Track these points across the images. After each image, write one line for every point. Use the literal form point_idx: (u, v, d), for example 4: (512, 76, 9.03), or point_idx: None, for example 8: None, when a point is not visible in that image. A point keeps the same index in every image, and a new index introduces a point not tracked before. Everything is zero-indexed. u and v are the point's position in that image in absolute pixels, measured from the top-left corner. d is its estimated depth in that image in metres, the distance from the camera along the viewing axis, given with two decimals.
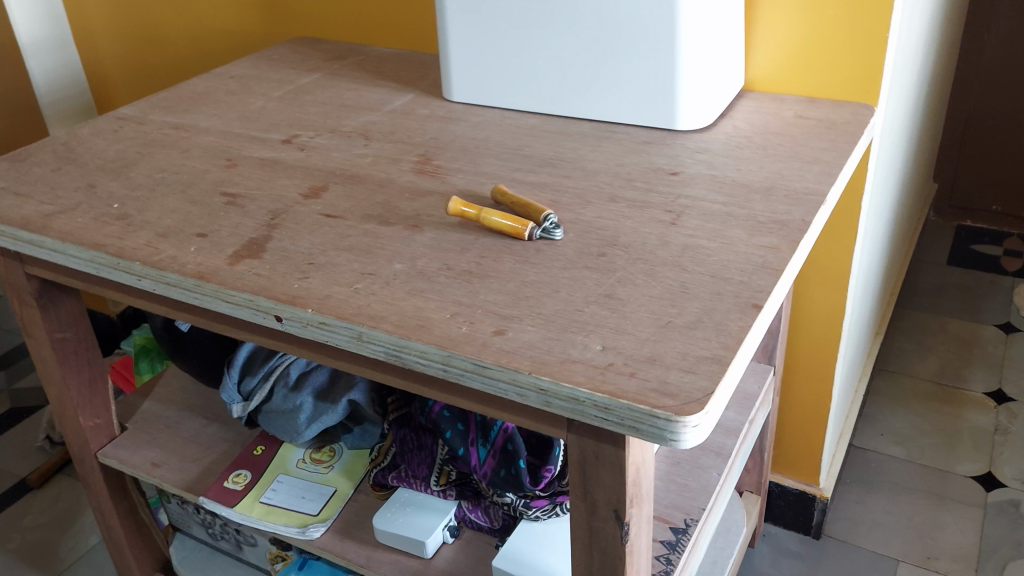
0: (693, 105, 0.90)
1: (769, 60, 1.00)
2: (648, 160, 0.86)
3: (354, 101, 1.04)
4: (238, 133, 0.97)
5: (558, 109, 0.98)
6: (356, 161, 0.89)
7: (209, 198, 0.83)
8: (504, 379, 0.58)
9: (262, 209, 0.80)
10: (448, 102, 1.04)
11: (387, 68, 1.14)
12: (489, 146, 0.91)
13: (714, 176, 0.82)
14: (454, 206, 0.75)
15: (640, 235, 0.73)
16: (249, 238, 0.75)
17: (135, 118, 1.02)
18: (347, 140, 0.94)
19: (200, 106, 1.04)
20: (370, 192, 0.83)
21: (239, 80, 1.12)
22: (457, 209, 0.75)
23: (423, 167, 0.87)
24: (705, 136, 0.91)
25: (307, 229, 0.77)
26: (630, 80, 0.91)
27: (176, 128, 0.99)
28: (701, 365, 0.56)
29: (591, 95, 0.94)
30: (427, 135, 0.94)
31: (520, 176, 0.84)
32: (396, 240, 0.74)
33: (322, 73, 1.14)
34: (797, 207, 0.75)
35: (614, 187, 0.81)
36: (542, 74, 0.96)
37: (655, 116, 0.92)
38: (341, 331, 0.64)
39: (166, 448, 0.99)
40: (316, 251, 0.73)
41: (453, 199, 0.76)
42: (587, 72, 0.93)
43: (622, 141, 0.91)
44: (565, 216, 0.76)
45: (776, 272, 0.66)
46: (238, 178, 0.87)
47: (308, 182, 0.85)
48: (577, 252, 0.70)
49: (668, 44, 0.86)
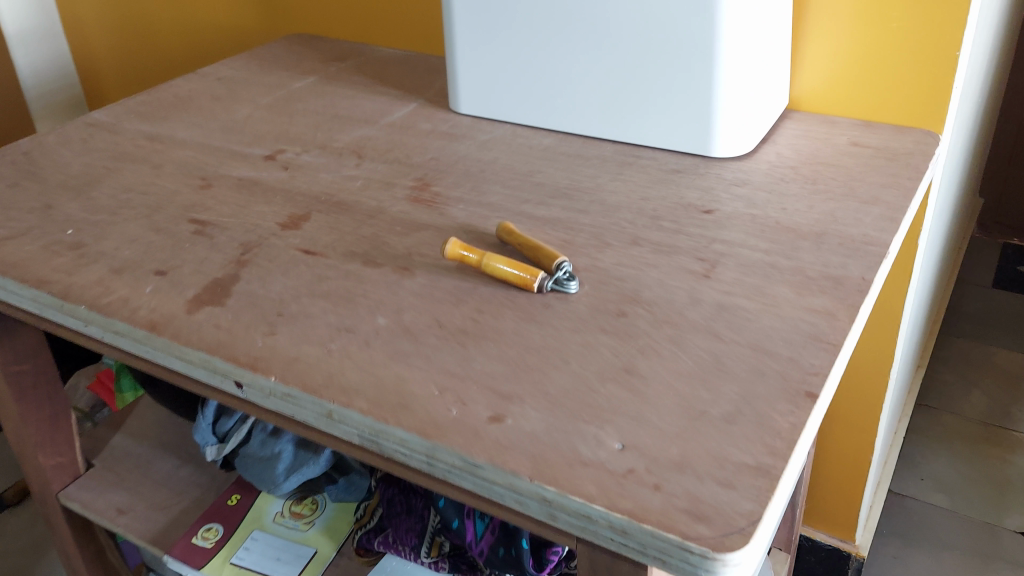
0: (733, 127, 0.79)
1: (819, 76, 0.88)
2: (678, 196, 0.75)
3: (350, 112, 0.94)
4: (218, 146, 0.87)
5: (577, 128, 0.87)
6: (346, 185, 0.79)
7: (175, 225, 0.73)
8: (500, 482, 0.48)
9: (232, 241, 0.70)
10: (453, 114, 0.93)
11: (389, 73, 1.05)
12: (498, 171, 0.81)
13: (754, 217, 0.71)
14: (450, 251, 0.64)
15: (666, 290, 0.62)
16: (212, 277, 0.65)
17: (108, 125, 0.92)
18: (338, 158, 0.84)
19: (180, 113, 0.95)
20: (359, 224, 0.73)
21: (225, 83, 1.03)
22: (457, 253, 0.64)
23: (420, 194, 0.77)
24: (743, 164, 0.80)
25: (281, 268, 0.66)
26: (660, 98, 0.80)
27: (152, 138, 0.89)
28: (743, 478, 0.46)
29: (615, 113, 0.83)
30: (427, 154, 0.84)
31: (530, 210, 0.74)
32: (381, 286, 0.64)
33: (318, 76, 1.05)
34: (853, 260, 0.64)
35: (637, 227, 0.70)
36: (560, 89, 0.85)
37: (689, 140, 0.81)
38: (308, 407, 0.54)
39: (133, 492, 0.90)
40: (288, 296, 0.63)
41: (451, 241, 0.64)
42: (612, 86, 0.82)
43: (647, 167, 0.80)
44: (579, 261, 0.66)
45: (831, 350, 0.55)
46: (211, 202, 0.77)
47: (289, 209, 0.75)
48: (591, 310, 0.60)
49: (707, 55, 0.75)
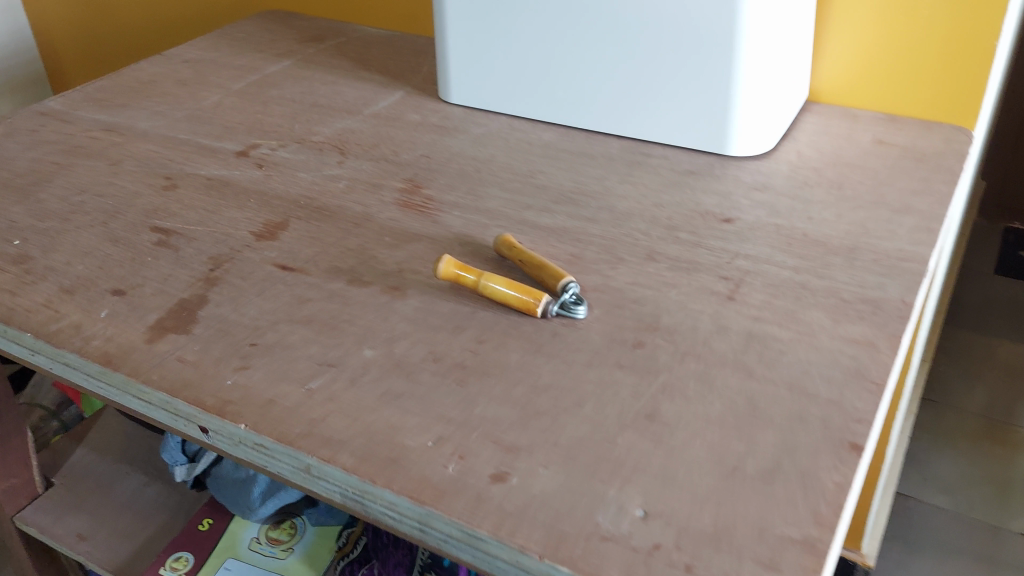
0: (752, 124, 0.72)
1: (840, 65, 0.81)
2: (693, 202, 0.68)
3: (331, 101, 0.87)
4: (184, 140, 0.79)
5: (580, 121, 0.80)
6: (328, 187, 0.72)
7: (135, 233, 0.65)
8: (505, 556, 0.42)
9: (200, 254, 0.63)
10: (443, 103, 0.86)
11: (372, 56, 0.97)
12: (495, 171, 0.74)
13: (778, 229, 0.64)
14: (443, 271, 0.57)
15: (688, 315, 0.56)
16: (178, 299, 0.58)
17: (61, 113, 0.84)
18: (318, 155, 0.76)
19: (141, 100, 0.86)
20: (342, 233, 0.65)
21: (193, 66, 0.95)
22: (451, 272, 0.57)
23: (410, 199, 0.70)
24: (762, 165, 0.73)
25: (255, 288, 0.59)
26: (673, 91, 0.73)
27: (110, 130, 0.81)
28: (787, 553, 0.40)
29: (621, 106, 0.76)
30: (416, 151, 0.77)
31: (532, 218, 0.67)
32: (369, 310, 0.57)
33: (294, 59, 0.97)
34: (891, 279, 0.58)
35: (650, 239, 0.64)
36: (561, 78, 0.78)
37: (703, 137, 0.74)
38: (283, 459, 0.48)
39: (95, 516, 0.83)
40: (264, 321, 0.56)
41: (445, 259, 0.58)
42: (618, 77, 0.75)
43: (658, 168, 0.73)
44: (589, 280, 0.59)
45: (876, 389, 0.49)
46: (176, 206, 0.69)
47: (265, 215, 0.68)
48: (606, 340, 0.54)
49: (726, 44, 0.68)
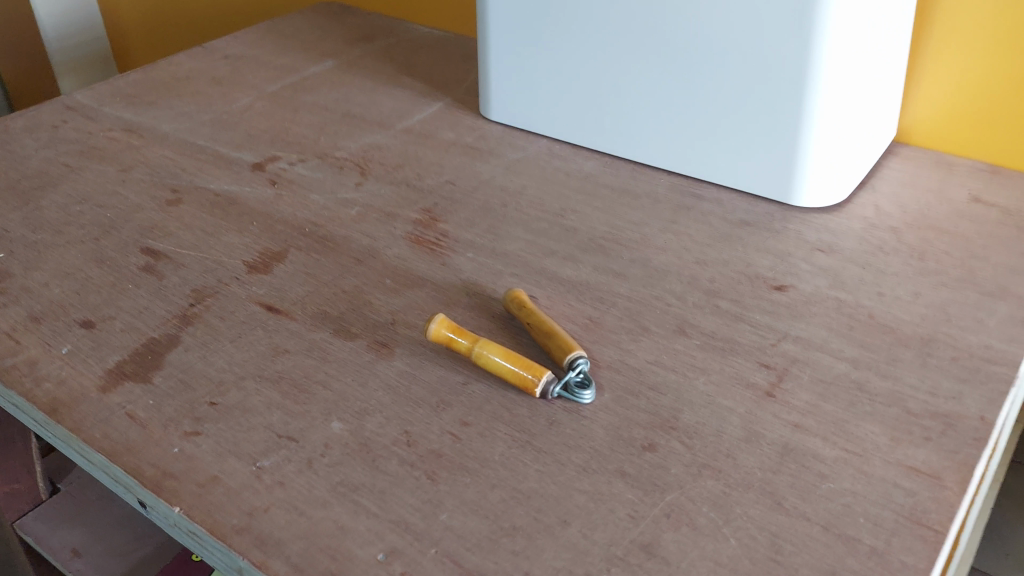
0: (825, 171, 0.62)
1: (937, 102, 0.70)
2: (744, 262, 0.59)
3: (364, 111, 0.80)
4: (201, 146, 0.74)
5: (628, 152, 0.70)
6: (338, 213, 0.65)
7: (122, 254, 0.60)
8: None
9: (184, 283, 0.57)
10: (482, 120, 0.78)
11: (418, 61, 0.90)
12: (523, 207, 0.66)
13: (839, 306, 0.54)
14: (433, 333, 0.49)
15: (714, 413, 0.47)
16: (146, 338, 0.53)
17: (86, 108, 0.80)
18: (337, 173, 0.70)
19: (170, 99, 0.82)
20: (341, 270, 0.59)
21: (232, 63, 0.90)
22: (442, 334, 0.49)
23: (423, 234, 0.63)
24: (833, 220, 0.63)
25: (232, 331, 0.53)
26: (734, 127, 0.63)
27: (129, 131, 0.77)
28: None
29: (675, 140, 0.67)
30: (442, 176, 0.70)
31: (553, 268, 0.59)
32: (348, 370, 0.50)
33: (337, 59, 0.91)
34: (972, 387, 0.48)
35: (685, 307, 0.55)
36: (608, 103, 0.69)
37: (765, 182, 0.64)
38: (216, 554, 0.41)
39: (92, 531, 0.80)
40: (231, 374, 0.50)
41: (437, 318, 0.50)
42: (673, 106, 0.65)
43: (710, 215, 0.64)
44: (605, 354, 0.51)
45: (935, 543, 0.39)
46: (174, 223, 0.64)
47: (264, 242, 0.62)
48: (610, 437, 0.45)
49: (800, 76, 0.59)
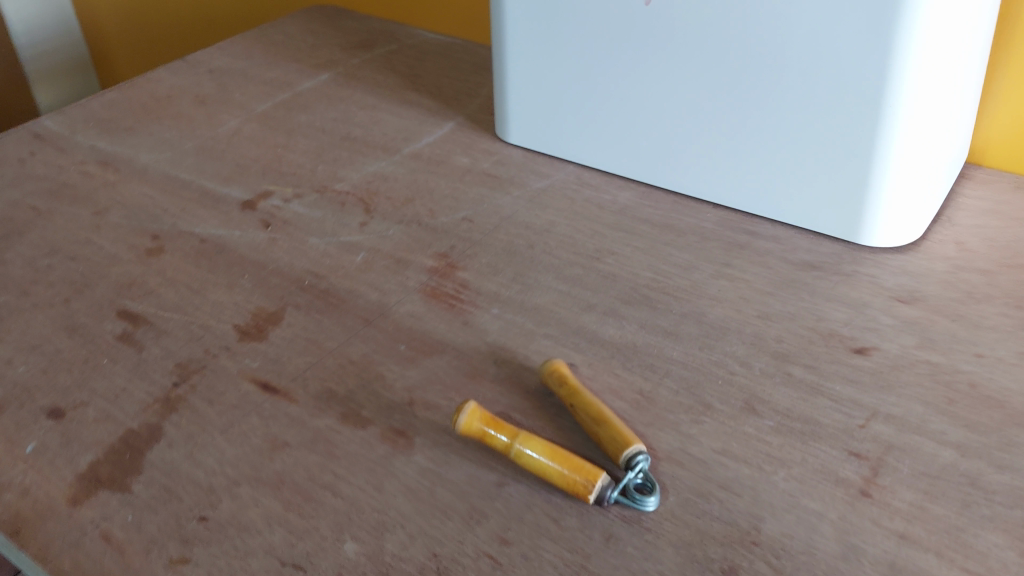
0: (900, 206, 0.54)
1: (1016, 116, 0.61)
2: (814, 315, 0.51)
3: (366, 132, 0.72)
4: (186, 181, 0.66)
5: (668, 181, 0.62)
6: (341, 261, 0.57)
7: (95, 320, 0.52)
8: None
9: (166, 356, 0.49)
10: (499, 143, 0.70)
11: (424, 71, 0.82)
12: (552, 248, 0.58)
13: (932, 372, 0.47)
14: (466, 426, 0.42)
15: (801, 520, 0.39)
16: (123, 431, 0.44)
17: (57, 138, 0.72)
18: (338, 210, 0.62)
19: (150, 124, 0.74)
20: (347, 335, 0.51)
21: (218, 79, 0.82)
22: (474, 427, 0.42)
23: (440, 285, 0.55)
24: (909, 260, 0.55)
25: (222, 418, 0.45)
26: (794, 156, 0.55)
27: (105, 163, 0.69)
28: None
29: (723, 168, 0.59)
30: (458, 212, 0.62)
31: (593, 326, 0.51)
32: (361, 468, 0.42)
33: (334, 71, 0.82)
34: None
35: (750, 374, 0.47)
36: (645, 126, 0.61)
37: (829, 218, 0.56)
38: None
39: None
40: (222, 478, 0.42)
41: (467, 407, 0.42)
42: (721, 132, 0.57)
43: (768, 257, 0.56)
44: (663, 440, 0.43)
45: None
46: (155, 278, 0.56)
47: (257, 300, 0.54)
48: (680, 557, 0.38)
49: (876, 98, 0.50)
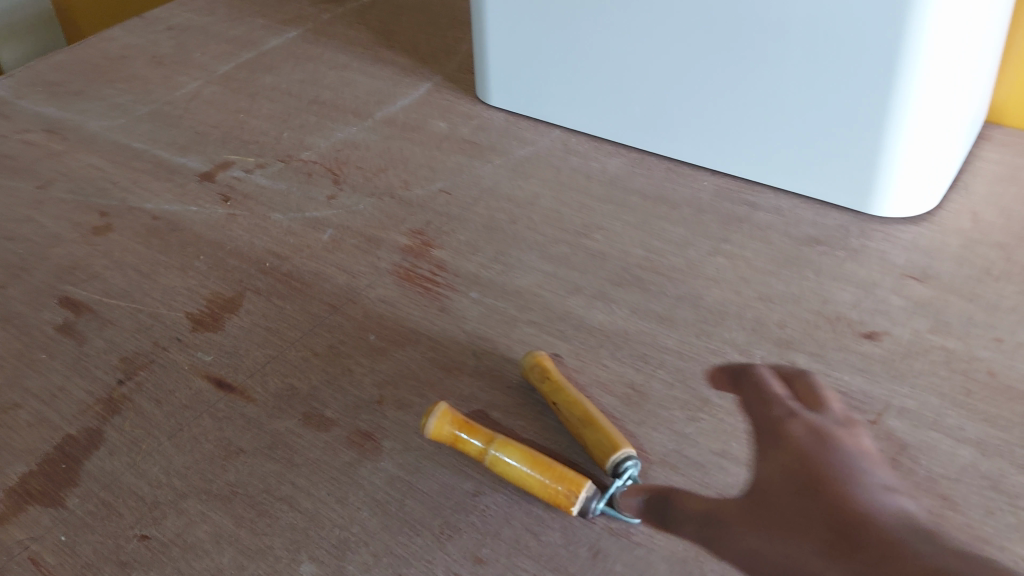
0: (915, 174, 0.50)
1: None
2: (820, 297, 0.47)
3: (336, 94, 0.67)
4: (139, 150, 0.61)
5: (663, 147, 0.58)
6: (306, 239, 0.52)
7: (34, 308, 0.48)
8: None
9: (111, 349, 0.45)
10: (480, 106, 0.65)
11: (400, 27, 0.76)
12: (536, 223, 0.53)
13: (950, 360, 0.43)
14: (436, 432, 0.37)
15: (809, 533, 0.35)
16: (60, 437, 0.40)
17: (2, 103, 0.67)
18: (304, 182, 0.57)
19: (103, 87, 0.69)
20: (310, 324, 0.46)
21: (178, 37, 0.76)
22: (445, 432, 0.37)
23: (413, 266, 0.50)
24: (923, 234, 0.51)
25: (170, 421, 0.41)
26: (798, 120, 0.50)
27: (51, 131, 0.63)
28: None
29: (722, 134, 0.54)
30: (434, 183, 0.57)
31: (580, 311, 0.47)
32: (322, 476, 0.38)
33: (303, 27, 0.76)
34: None
35: (752, 365, 0.43)
36: (637, 88, 0.56)
37: (836, 186, 0.52)
38: None
39: None
40: (168, 490, 0.38)
41: (437, 410, 0.38)
42: (718, 94, 0.52)
43: (770, 232, 0.52)
44: (657, 442, 0.39)
45: None
46: (102, 259, 0.51)
47: (213, 284, 0.49)
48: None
49: (889, 56, 0.46)
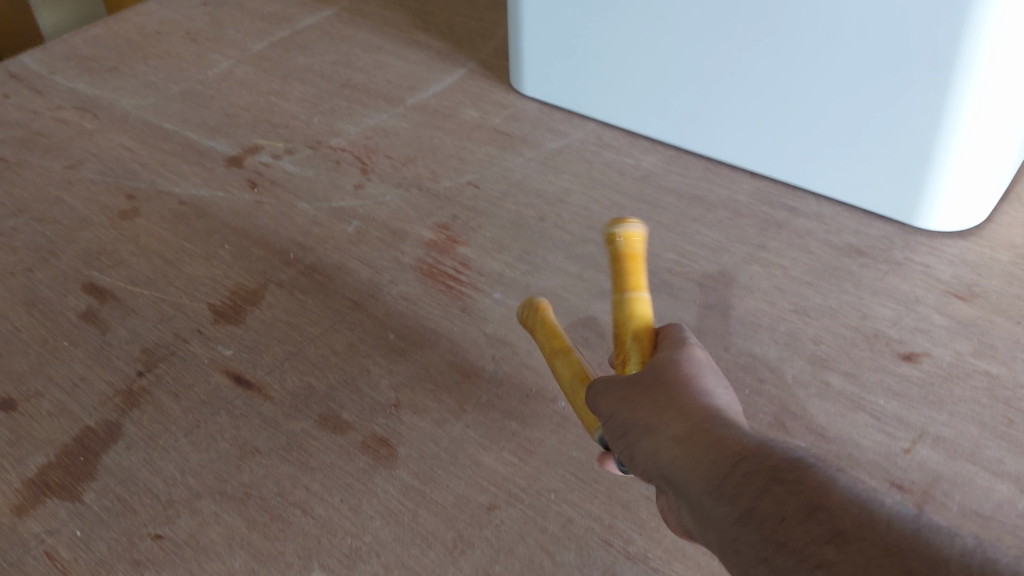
0: (968, 183, 0.47)
1: None
2: (858, 312, 0.45)
3: (368, 78, 0.66)
4: (169, 131, 0.61)
5: (702, 145, 0.56)
6: (331, 230, 0.52)
7: (59, 294, 0.48)
8: None
9: (133, 339, 0.45)
10: (514, 95, 0.64)
11: (436, 7, 0.74)
12: (565, 221, 0.52)
13: (991, 386, 0.41)
14: (628, 235, 0.36)
15: None
16: (79, 429, 0.40)
17: (36, 78, 0.67)
18: (333, 170, 0.56)
19: (136, 63, 0.68)
20: (331, 320, 0.46)
21: (212, 12, 0.75)
22: (618, 246, 0.37)
23: (438, 262, 0.49)
24: (968, 249, 0.49)
25: (188, 417, 0.41)
26: (846, 120, 0.48)
27: (82, 108, 0.63)
28: None
29: (764, 135, 0.52)
30: (463, 174, 0.56)
31: (606, 316, 0.46)
32: (337, 481, 0.38)
33: (339, 5, 0.75)
34: None
35: (782, 383, 0.41)
36: (675, 84, 0.54)
37: (880, 196, 0.50)
38: None
39: None
40: (183, 488, 0.38)
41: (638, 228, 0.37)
42: (761, 88, 0.50)
43: (807, 240, 0.50)
44: None
45: None
46: (127, 245, 0.51)
47: (236, 275, 0.49)
48: None
49: (945, 55, 0.43)
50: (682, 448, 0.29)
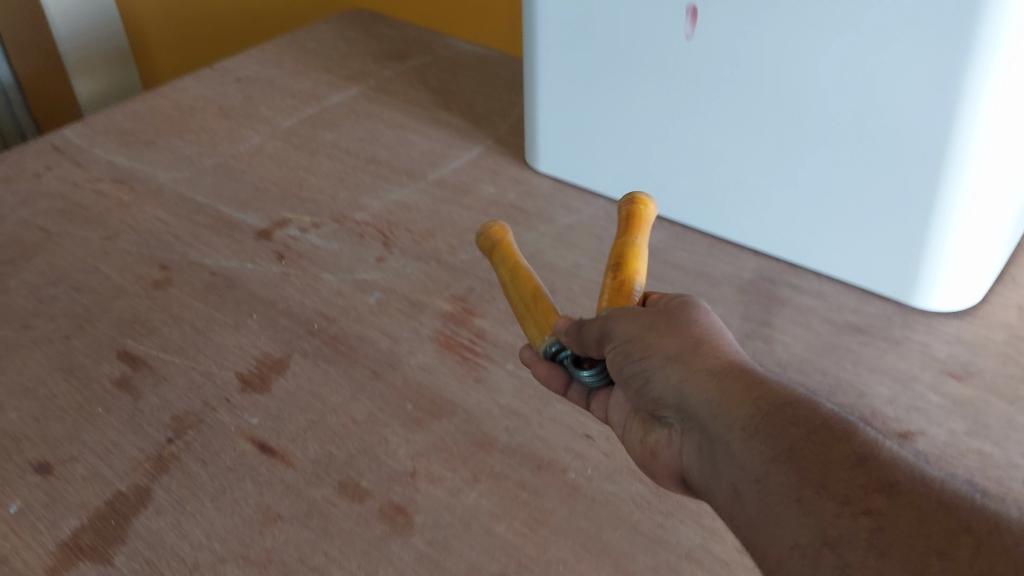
0: (964, 264, 0.49)
1: None
2: (857, 389, 0.47)
3: (392, 154, 0.69)
4: (202, 204, 0.64)
5: (709, 222, 0.58)
6: (354, 301, 0.54)
7: (94, 361, 0.50)
8: None
9: (164, 405, 0.47)
10: (529, 171, 0.67)
11: (457, 86, 0.78)
12: (576, 295, 0.54)
13: (985, 464, 0.42)
14: (643, 202, 0.45)
15: None
16: (111, 493, 0.42)
17: (76, 151, 0.71)
18: (356, 243, 0.59)
19: (171, 138, 0.72)
20: (352, 390, 0.48)
21: (245, 89, 0.79)
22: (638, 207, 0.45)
23: (455, 334, 0.52)
24: (965, 328, 0.50)
25: (215, 482, 0.43)
26: (847, 201, 0.50)
27: (119, 181, 0.67)
28: None
29: (768, 213, 0.54)
30: (480, 248, 0.58)
31: None
32: (354, 548, 0.40)
33: (365, 83, 0.79)
34: None
35: None
36: (683, 164, 0.56)
37: (881, 275, 0.52)
38: None
39: None
40: (208, 552, 0.39)
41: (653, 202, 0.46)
42: (765, 169, 0.53)
43: (808, 317, 0.52)
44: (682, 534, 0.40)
45: None
46: (160, 314, 0.53)
47: (263, 344, 0.51)
48: None
49: (944, 139, 0.45)
50: (721, 394, 0.32)
